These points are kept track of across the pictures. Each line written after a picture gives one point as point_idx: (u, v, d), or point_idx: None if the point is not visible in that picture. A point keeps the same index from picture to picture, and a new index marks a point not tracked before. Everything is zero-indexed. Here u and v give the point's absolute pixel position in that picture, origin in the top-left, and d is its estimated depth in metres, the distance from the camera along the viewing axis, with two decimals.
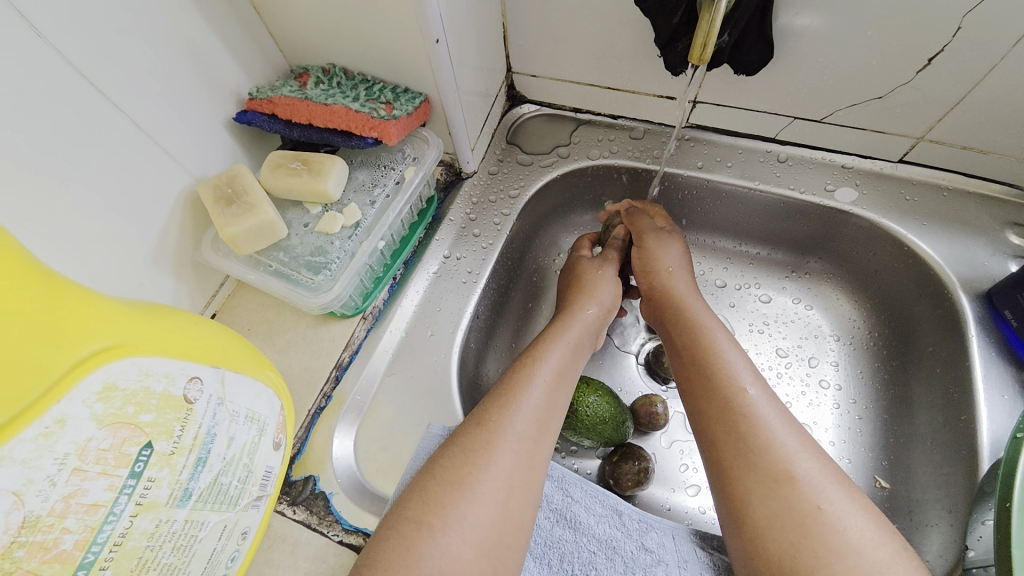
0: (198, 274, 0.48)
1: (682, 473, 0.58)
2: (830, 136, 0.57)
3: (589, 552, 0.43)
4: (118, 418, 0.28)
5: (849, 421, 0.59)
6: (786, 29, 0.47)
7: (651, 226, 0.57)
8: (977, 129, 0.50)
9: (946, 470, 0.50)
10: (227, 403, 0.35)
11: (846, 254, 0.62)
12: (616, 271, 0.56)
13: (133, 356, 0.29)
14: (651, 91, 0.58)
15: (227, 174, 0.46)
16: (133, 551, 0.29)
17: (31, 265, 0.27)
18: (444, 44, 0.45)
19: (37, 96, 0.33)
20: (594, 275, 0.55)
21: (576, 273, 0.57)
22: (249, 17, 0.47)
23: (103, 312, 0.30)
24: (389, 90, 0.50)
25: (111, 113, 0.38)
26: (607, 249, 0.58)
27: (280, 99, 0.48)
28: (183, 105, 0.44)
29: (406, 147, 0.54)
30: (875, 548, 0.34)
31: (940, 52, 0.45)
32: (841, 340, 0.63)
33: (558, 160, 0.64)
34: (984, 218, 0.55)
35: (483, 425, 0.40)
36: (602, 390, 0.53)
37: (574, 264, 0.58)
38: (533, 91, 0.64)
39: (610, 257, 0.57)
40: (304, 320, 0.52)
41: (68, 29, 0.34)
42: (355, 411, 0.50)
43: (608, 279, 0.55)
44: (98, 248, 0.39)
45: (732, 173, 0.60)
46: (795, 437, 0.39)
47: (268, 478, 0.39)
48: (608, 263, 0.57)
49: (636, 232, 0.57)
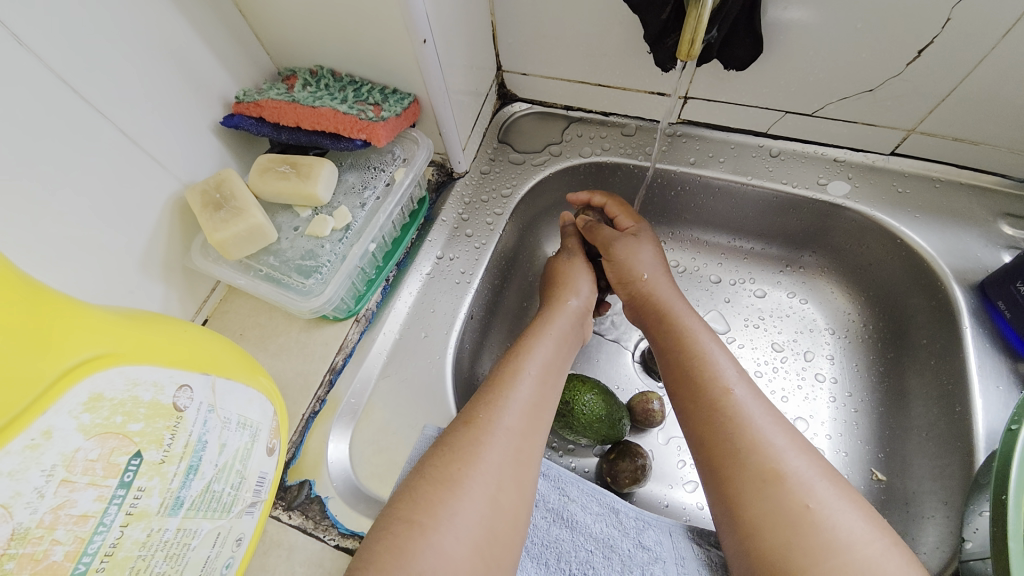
0: (188, 280, 0.48)
1: (679, 470, 0.58)
2: (821, 130, 0.57)
3: (586, 551, 0.43)
4: (106, 428, 0.28)
5: (845, 414, 0.59)
6: (776, 23, 0.47)
7: (615, 235, 0.54)
8: (968, 120, 0.50)
9: (942, 462, 0.50)
10: (218, 410, 0.35)
11: (840, 248, 0.62)
12: (586, 261, 0.56)
13: (121, 365, 0.29)
14: (642, 88, 0.58)
15: (215, 179, 0.45)
16: (125, 561, 0.29)
17: (14, 275, 0.27)
18: (431, 44, 0.45)
19: (18, 104, 0.33)
20: (567, 266, 0.55)
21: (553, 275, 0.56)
22: (234, 20, 0.47)
23: (89, 322, 0.30)
24: (378, 91, 0.50)
25: (95, 119, 0.38)
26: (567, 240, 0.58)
27: (267, 102, 0.48)
28: (170, 110, 0.43)
29: (396, 148, 0.53)
30: (866, 544, 0.34)
31: (930, 44, 0.45)
32: (836, 334, 0.63)
33: (550, 159, 0.63)
34: (977, 209, 0.55)
35: (471, 422, 0.40)
36: (597, 388, 0.52)
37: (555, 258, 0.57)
38: (524, 89, 0.64)
39: (573, 246, 0.57)
40: (297, 323, 0.52)
41: (49, 36, 0.34)
42: (349, 414, 0.50)
43: (581, 268, 0.55)
44: (85, 255, 0.39)
45: (724, 168, 0.60)
46: (783, 437, 0.39)
47: (262, 484, 0.39)
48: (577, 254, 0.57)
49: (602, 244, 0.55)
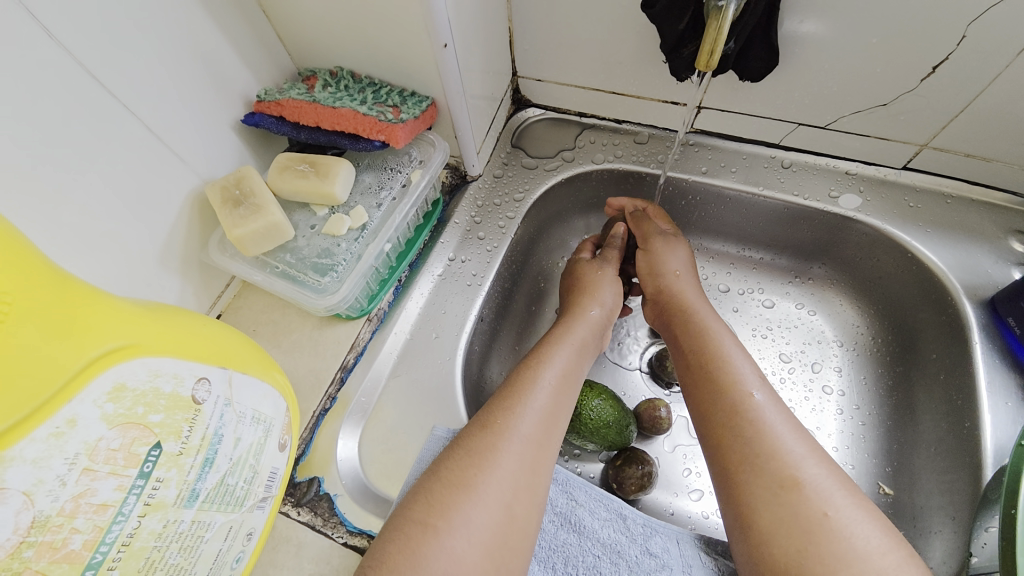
0: (204, 274, 0.48)
1: (685, 477, 0.58)
2: (834, 143, 0.57)
3: (593, 556, 0.44)
4: (128, 419, 0.28)
5: (853, 427, 0.59)
6: (791, 35, 0.47)
7: (658, 230, 0.56)
8: (981, 136, 0.51)
9: (950, 477, 0.50)
10: (234, 404, 0.35)
11: (850, 260, 0.62)
12: (617, 269, 0.57)
13: (143, 357, 0.30)
14: (657, 97, 0.59)
15: (235, 176, 0.46)
16: (140, 552, 0.29)
17: (43, 263, 0.28)
18: (451, 48, 0.45)
19: (48, 96, 0.34)
20: (593, 275, 0.55)
21: (575, 275, 0.57)
22: (258, 20, 0.47)
23: (113, 313, 0.30)
24: (397, 93, 0.50)
25: (120, 113, 0.38)
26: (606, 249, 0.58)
27: (288, 101, 0.48)
28: (192, 106, 0.44)
29: (413, 150, 0.54)
30: (882, 556, 0.34)
31: (945, 60, 0.46)
32: (845, 346, 0.63)
33: (563, 164, 0.64)
34: (988, 225, 0.55)
35: (487, 426, 0.40)
36: (606, 393, 0.53)
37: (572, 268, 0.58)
38: (538, 95, 0.65)
39: (610, 256, 0.57)
40: (310, 320, 0.53)
41: (80, 29, 0.34)
42: (360, 413, 0.50)
43: (608, 278, 0.55)
44: (105, 246, 0.39)
45: (737, 178, 0.61)
46: (803, 444, 0.39)
47: (273, 480, 0.39)
48: (609, 262, 0.57)
49: (642, 235, 0.56)
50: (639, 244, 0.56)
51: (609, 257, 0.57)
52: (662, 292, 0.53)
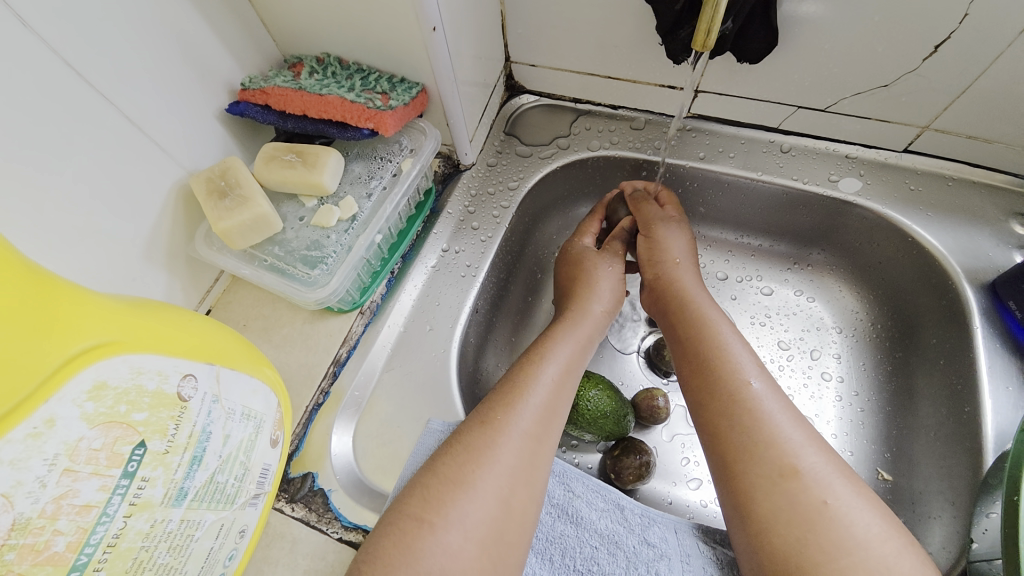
0: (192, 269, 0.47)
1: (683, 467, 0.58)
2: (833, 125, 0.56)
3: (590, 547, 0.43)
4: (110, 418, 0.27)
5: (852, 414, 0.59)
6: (791, 16, 0.46)
7: (659, 215, 0.55)
8: (983, 117, 0.50)
9: (949, 462, 0.50)
10: (223, 400, 0.34)
11: (850, 245, 0.61)
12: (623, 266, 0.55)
13: (125, 354, 0.29)
14: (653, 81, 0.57)
15: (220, 167, 0.45)
16: (127, 552, 0.29)
17: (17, 260, 0.27)
18: (440, 32, 0.44)
19: (23, 88, 0.32)
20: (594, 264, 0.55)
21: (576, 265, 0.55)
22: (240, 6, 0.46)
23: (93, 309, 0.29)
24: (386, 80, 0.49)
25: (99, 103, 0.37)
26: (612, 242, 0.57)
27: (273, 89, 0.47)
28: (174, 96, 0.43)
29: (403, 138, 0.53)
30: (883, 543, 0.34)
31: (947, 40, 0.44)
32: (844, 332, 0.63)
33: (558, 152, 0.63)
34: (988, 208, 0.54)
35: (486, 423, 0.40)
36: (603, 383, 0.52)
37: (575, 258, 0.56)
38: (532, 81, 0.63)
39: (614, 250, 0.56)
40: (301, 314, 0.52)
41: (54, 18, 0.33)
42: (353, 407, 0.49)
43: (612, 272, 0.54)
44: (86, 242, 0.38)
45: (734, 164, 0.60)
46: (802, 432, 0.39)
47: (265, 476, 0.39)
48: (616, 256, 0.56)
49: (643, 220, 0.55)
50: (641, 230, 0.55)
51: (615, 250, 0.56)
52: (659, 281, 0.52)
